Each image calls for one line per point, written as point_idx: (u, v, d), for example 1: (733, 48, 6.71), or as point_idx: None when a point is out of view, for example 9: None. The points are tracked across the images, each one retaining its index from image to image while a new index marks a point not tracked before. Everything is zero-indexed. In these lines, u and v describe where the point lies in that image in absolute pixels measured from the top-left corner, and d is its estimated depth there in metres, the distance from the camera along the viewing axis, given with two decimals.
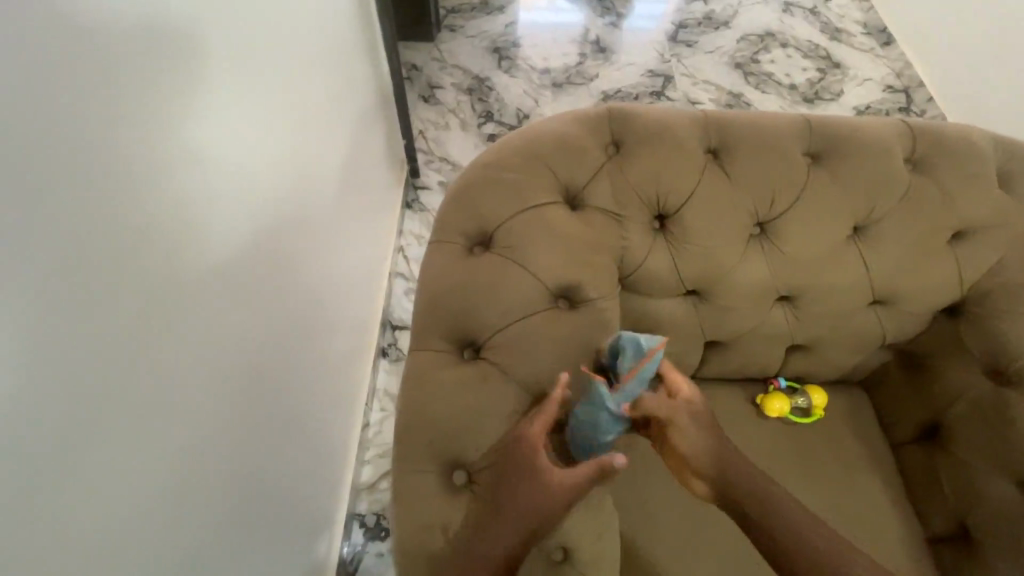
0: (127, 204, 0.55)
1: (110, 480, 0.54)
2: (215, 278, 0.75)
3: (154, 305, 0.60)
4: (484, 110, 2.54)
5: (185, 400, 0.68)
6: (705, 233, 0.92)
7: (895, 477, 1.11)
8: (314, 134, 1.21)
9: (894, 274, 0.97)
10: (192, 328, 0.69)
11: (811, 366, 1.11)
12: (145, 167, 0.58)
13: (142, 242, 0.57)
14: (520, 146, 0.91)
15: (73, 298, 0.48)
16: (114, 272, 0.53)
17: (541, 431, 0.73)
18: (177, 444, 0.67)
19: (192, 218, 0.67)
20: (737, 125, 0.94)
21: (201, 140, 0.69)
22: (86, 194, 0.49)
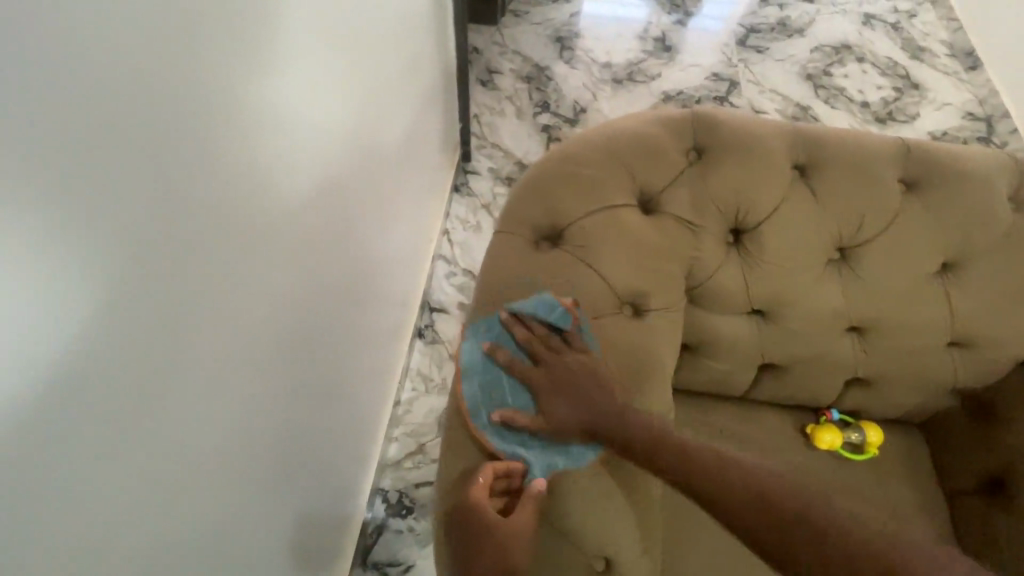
0: (176, 169, 0.54)
1: (130, 444, 0.53)
2: (266, 243, 0.75)
3: (192, 277, 0.59)
4: (541, 100, 2.51)
5: (219, 370, 0.68)
6: (782, 252, 0.88)
7: (946, 527, 1.06)
8: (378, 110, 1.21)
9: (978, 316, 0.91)
10: (234, 295, 0.69)
11: (871, 402, 1.06)
12: (192, 136, 0.56)
13: (181, 212, 0.56)
14: (599, 143, 0.89)
15: (109, 256, 0.47)
16: (156, 236, 0.53)
17: (484, 485, 0.70)
18: (211, 412, 0.67)
19: (243, 189, 0.67)
20: (829, 143, 0.90)
21: (259, 110, 0.68)
22: (129, 157, 0.48)
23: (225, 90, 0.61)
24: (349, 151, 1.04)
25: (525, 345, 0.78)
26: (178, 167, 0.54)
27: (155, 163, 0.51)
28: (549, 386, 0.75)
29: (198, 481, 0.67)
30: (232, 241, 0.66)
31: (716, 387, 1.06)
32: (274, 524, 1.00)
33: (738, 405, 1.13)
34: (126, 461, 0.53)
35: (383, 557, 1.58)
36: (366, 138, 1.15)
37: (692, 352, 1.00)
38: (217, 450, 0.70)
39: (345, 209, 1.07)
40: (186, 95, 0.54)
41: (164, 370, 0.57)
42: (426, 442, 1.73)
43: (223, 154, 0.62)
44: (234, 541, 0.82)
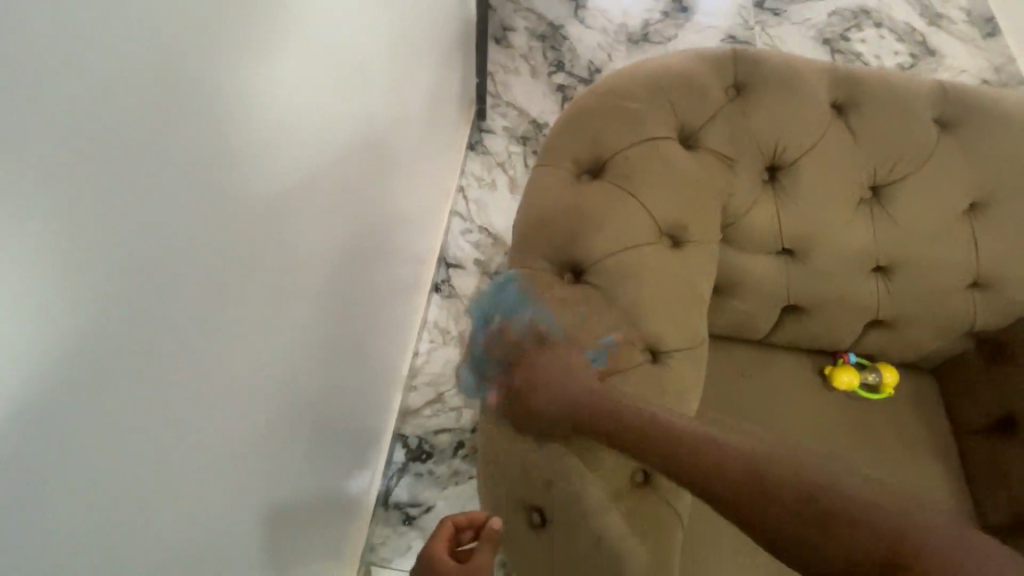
0: (225, 74, 0.55)
1: (184, 337, 0.55)
2: (303, 167, 0.76)
3: (239, 181, 0.60)
4: (555, 59, 2.47)
5: (259, 282, 0.69)
6: (817, 189, 0.90)
7: (954, 463, 1.11)
8: (403, 52, 1.21)
9: (1003, 256, 0.94)
10: (274, 213, 0.71)
11: (889, 345, 1.09)
12: (235, 32, 0.56)
13: (228, 109, 0.56)
14: (642, 78, 0.89)
15: (168, 140, 0.48)
16: (210, 141, 0.54)
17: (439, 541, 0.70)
18: (253, 320, 0.69)
19: (283, 103, 0.67)
20: (868, 82, 0.91)
21: (297, 27, 0.69)
22: (184, 50, 0.48)
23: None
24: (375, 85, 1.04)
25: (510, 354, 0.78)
26: (223, 60, 0.55)
27: (203, 51, 0.51)
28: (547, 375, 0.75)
29: (242, 387, 0.69)
30: (272, 152, 0.67)
31: (738, 327, 1.09)
32: (308, 449, 1.03)
33: (757, 347, 1.16)
34: (184, 356, 0.55)
35: (403, 498, 1.64)
36: (392, 79, 1.15)
37: (719, 291, 1.03)
38: (259, 361, 0.73)
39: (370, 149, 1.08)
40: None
41: (212, 268, 0.58)
42: (444, 392, 1.77)
43: (265, 58, 0.62)
44: (271, 456, 0.85)
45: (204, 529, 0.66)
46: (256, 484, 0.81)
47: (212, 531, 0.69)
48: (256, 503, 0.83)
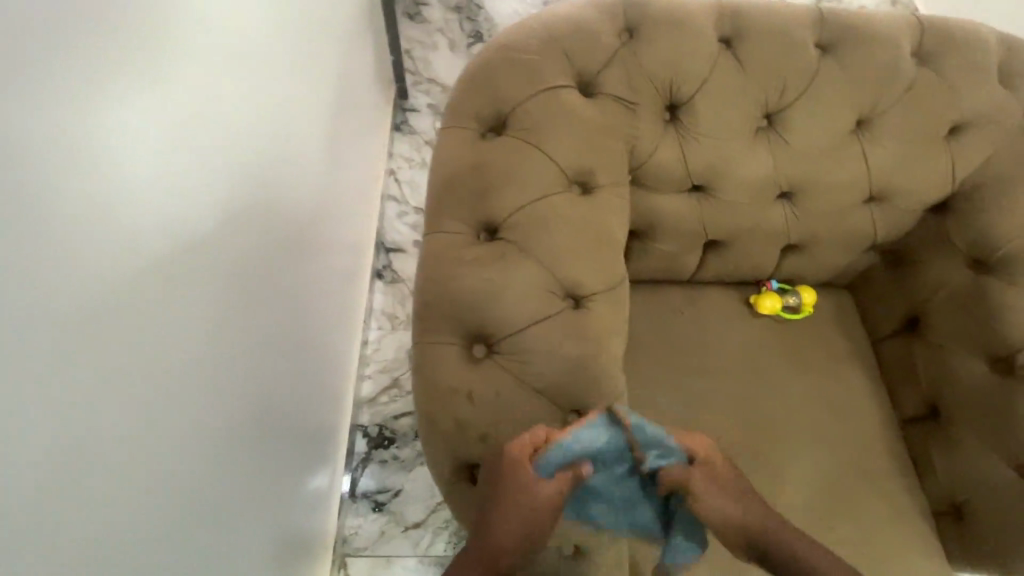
0: (132, 86, 0.54)
1: (124, 326, 0.54)
2: (223, 162, 0.74)
3: (157, 182, 0.58)
4: (473, 30, 2.43)
5: (199, 274, 0.68)
6: (716, 123, 0.93)
7: (873, 369, 1.19)
8: (312, 31, 1.16)
9: (892, 168, 1.00)
10: (205, 222, 0.69)
11: (805, 267, 1.16)
12: (137, 34, 0.54)
13: (137, 87, 0.54)
14: (536, 31, 0.89)
15: (72, 147, 0.46)
16: (123, 157, 0.53)
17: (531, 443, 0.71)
18: (194, 312, 0.67)
19: (194, 92, 0.65)
20: (751, 15, 0.93)
21: (200, 20, 0.66)
22: (82, 64, 0.47)
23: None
24: (287, 69, 1.00)
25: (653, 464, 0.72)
26: (125, 41, 0.52)
27: (100, 31, 0.49)
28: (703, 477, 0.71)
29: (195, 379, 0.69)
30: (190, 157, 0.65)
31: (665, 268, 1.13)
32: (266, 447, 1.01)
33: (685, 286, 1.21)
34: (125, 375, 0.55)
35: (371, 487, 1.63)
36: (306, 59, 1.11)
37: (642, 235, 1.06)
38: (209, 351, 0.72)
39: (296, 135, 1.05)
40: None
41: (145, 255, 0.57)
42: (399, 376, 1.76)
43: (170, 38, 0.60)
44: (232, 454, 0.84)
45: (169, 535, 0.66)
46: (221, 480, 0.81)
47: (181, 526, 0.69)
48: (221, 512, 0.82)
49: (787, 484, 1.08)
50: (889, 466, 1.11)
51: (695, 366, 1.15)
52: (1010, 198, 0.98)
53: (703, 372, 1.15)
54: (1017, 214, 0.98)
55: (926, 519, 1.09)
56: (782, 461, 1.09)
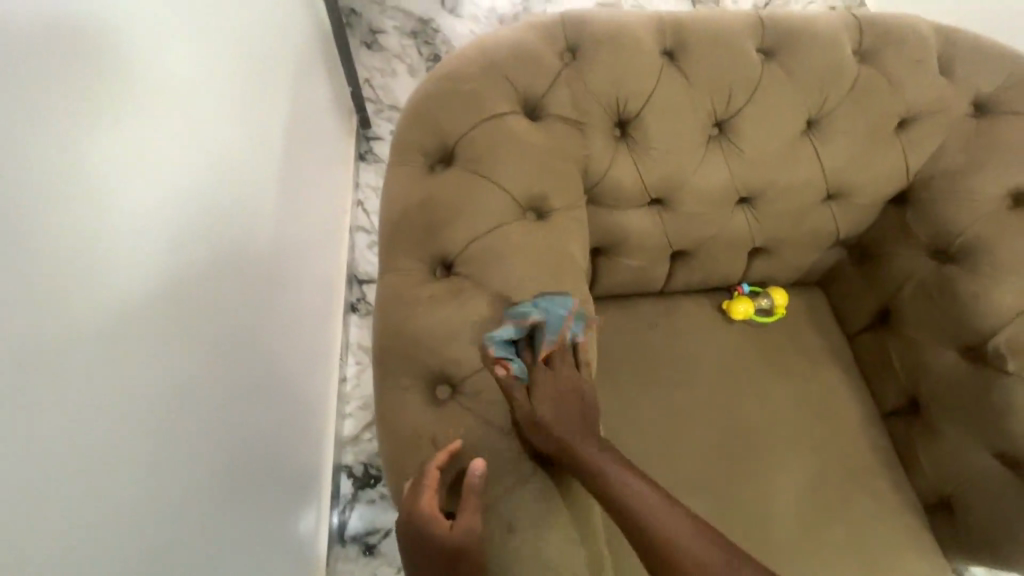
0: (82, 141, 0.53)
1: (85, 329, 0.52)
2: (184, 206, 0.72)
3: (118, 232, 0.58)
4: (431, 53, 2.43)
5: (161, 277, 0.66)
6: (666, 136, 0.92)
7: (852, 364, 1.18)
8: (268, 70, 1.14)
9: (846, 165, 1.00)
10: (170, 264, 0.68)
11: (771, 268, 1.15)
12: (84, 90, 0.54)
13: (73, 83, 0.53)
14: (477, 58, 0.88)
15: (23, 207, 0.46)
16: (77, 212, 0.52)
17: (429, 498, 0.65)
18: (160, 316, 0.65)
19: (150, 137, 0.65)
20: (691, 26, 0.93)
21: (150, 68, 0.66)
22: (24, 130, 0.47)
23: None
24: (249, 112, 0.99)
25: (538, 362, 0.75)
26: (72, 95, 0.52)
27: (43, 90, 0.49)
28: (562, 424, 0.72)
29: (168, 393, 0.66)
30: (150, 202, 0.64)
31: (634, 282, 1.11)
32: (253, 488, 0.98)
33: (657, 298, 1.19)
34: (99, 429, 0.53)
35: (360, 529, 1.58)
36: (264, 100, 1.09)
37: (606, 252, 1.04)
38: (183, 359, 0.70)
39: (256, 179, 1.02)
40: (67, 53, 0.52)
41: (100, 254, 0.55)
42: None
43: (107, 38, 0.58)
44: (216, 509, 0.81)
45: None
46: (211, 496, 0.78)
47: (170, 544, 0.66)
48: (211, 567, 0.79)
49: (776, 490, 1.06)
50: (875, 462, 1.11)
51: (674, 378, 1.13)
52: (965, 187, 0.98)
53: (682, 385, 1.13)
54: (972, 202, 0.98)
55: (917, 513, 1.08)
56: (769, 467, 1.08)
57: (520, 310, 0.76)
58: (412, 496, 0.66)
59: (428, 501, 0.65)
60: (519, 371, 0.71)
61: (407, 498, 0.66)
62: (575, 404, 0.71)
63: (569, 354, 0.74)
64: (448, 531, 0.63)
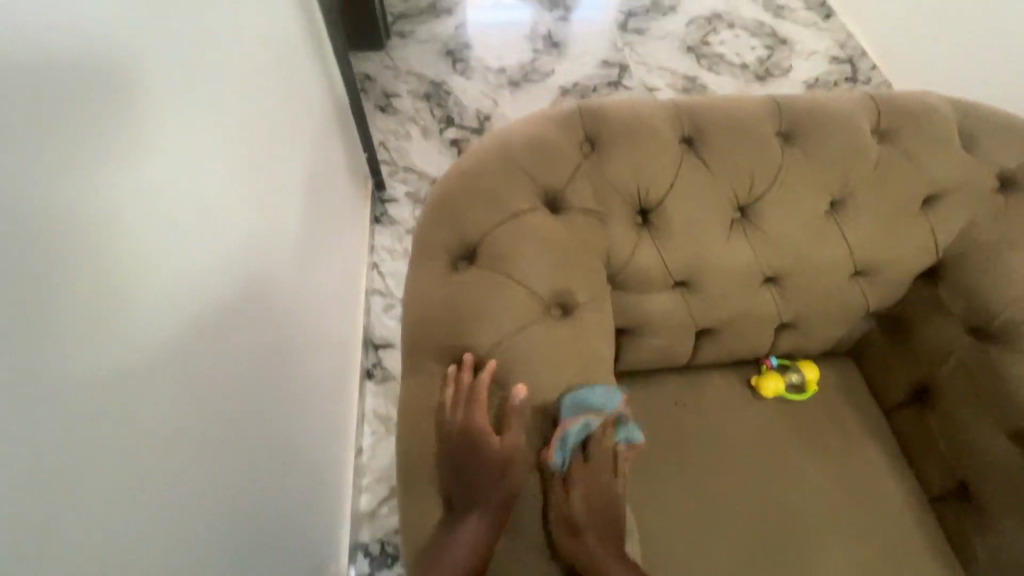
0: (118, 229, 0.57)
1: (88, 431, 0.50)
2: (200, 292, 0.74)
3: (147, 311, 0.61)
4: (444, 115, 2.48)
5: (166, 362, 0.65)
6: (688, 224, 0.91)
7: (890, 442, 1.13)
8: (287, 154, 1.16)
9: (873, 244, 0.98)
10: (191, 333, 0.71)
11: (800, 343, 1.12)
12: (118, 193, 0.57)
13: (85, 180, 0.52)
14: (497, 153, 0.89)
15: (72, 302, 0.49)
16: (114, 298, 0.55)
17: (483, 415, 0.74)
18: (171, 377, 0.65)
19: (175, 219, 0.68)
20: (708, 112, 0.94)
21: (178, 154, 0.70)
22: (75, 230, 0.50)
23: (109, 57, 0.57)
24: (264, 203, 0.99)
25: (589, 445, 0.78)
26: (109, 199, 0.55)
27: (88, 194, 0.52)
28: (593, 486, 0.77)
29: (185, 462, 0.67)
30: (176, 278, 0.68)
31: (657, 361, 1.09)
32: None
33: (682, 375, 1.16)
34: (122, 516, 0.55)
35: None
36: (281, 185, 1.10)
37: (629, 334, 1.03)
38: (183, 442, 0.67)
39: (271, 264, 1.03)
40: (107, 159, 0.55)
41: (118, 327, 0.55)
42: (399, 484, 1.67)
43: (124, 129, 0.59)
44: None
45: None
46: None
47: None
48: None
49: None
50: (925, 551, 1.04)
51: (705, 461, 1.08)
52: (998, 265, 0.96)
53: (714, 468, 1.08)
54: (1008, 280, 0.95)
55: None
56: (811, 558, 1.02)
57: (589, 401, 0.77)
58: (466, 413, 0.75)
59: (482, 416, 0.74)
60: (561, 461, 0.75)
61: (461, 416, 0.75)
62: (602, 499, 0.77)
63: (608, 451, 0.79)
64: (499, 441, 0.73)
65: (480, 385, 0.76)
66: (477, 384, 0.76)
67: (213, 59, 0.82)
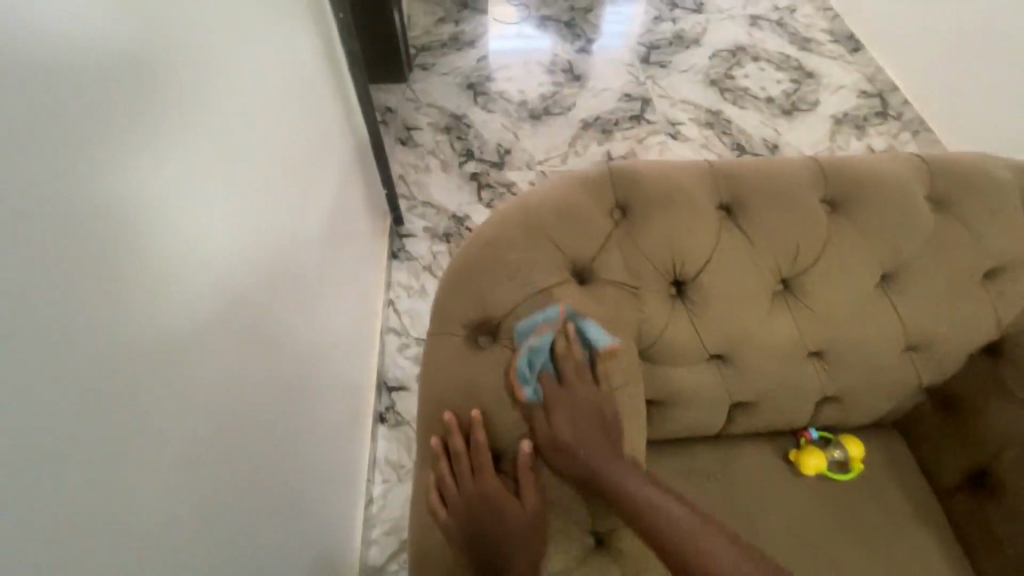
0: (132, 330, 0.54)
1: (81, 567, 0.45)
2: (206, 375, 0.69)
3: (155, 410, 0.57)
4: (464, 148, 2.45)
5: (173, 459, 0.61)
6: (727, 298, 0.85)
7: (944, 527, 1.04)
8: (302, 204, 1.12)
9: (929, 320, 0.90)
10: (197, 419, 0.67)
11: (844, 416, 1.04)
12: (129, 291, 0.54)
13: (90, 287, 0.48)
14: (521, 220, 0.84)
15: (77, 424, 0.46)
16: (123, 407, 0.52)
17: (491, 475, 0.72)
18: (178, 474, 0.62)
19: (185, 301, 0.64)
20: (748, 178, 0.88)
21: (192, 231, 0.67)
22: (92, 345, 0.48)
23: (121, 149, 0.54)
24: (275, 262, 0.95)
25: (557, 365, 0.76)
26: (120, 302, 0.52)
27: (93, 299, 0.48)
28: (580, 401, 0.74)
29: (187, 564, 0.63)
30: (189, 365, 0.65)
31: (689, 432, 1.02)
32: None
33: (716, 447, 1.08)
34: None
35: None
36: (294, 237, 1.05)
37: (660, 406, 0.95)
38: (184, 546, 0.63)
39: (282, 324, 0.98)
40: (116, 258, 0.52)
41: (124, 437, 0.52)
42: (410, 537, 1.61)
43: (138, 220, 0.56)
44: None
45: None
46: None
47: None
48: None
49: None
50: None
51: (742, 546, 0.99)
52: None
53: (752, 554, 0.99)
54: None
55: None
56: None
57: (534, 323, 0.76)
58: (474, 477, 0.72)
59: (490, 477, 0.72)
60: (533, 395, 0.75)
61: (470, 481, 0.72)
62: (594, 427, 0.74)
63: (587, 371, 0.77)
64: (513, 499, 0.71)
65: (482, 444, 0.73)
66: (479, 443, 0.73)
67: (229, 123, 0.79)
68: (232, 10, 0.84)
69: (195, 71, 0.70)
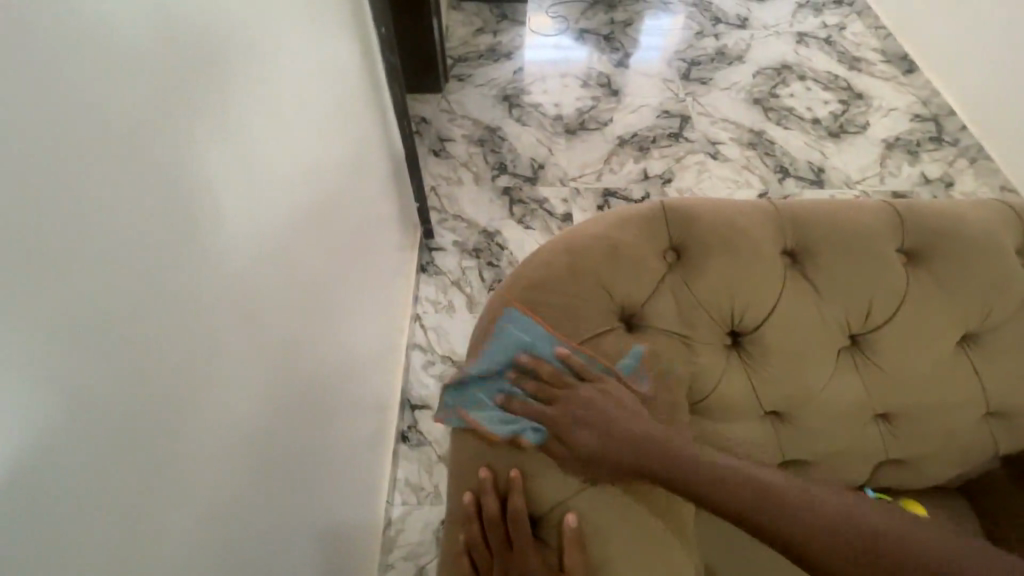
0: (149, 377, 0.50)
1: None
2: (227, 414, 0.65)
3: (172, 459, 0.54)
4: (496, 161, 2.41)
5: (189, 508, 0.57)
6: (790, 352, 0.78)
7: None
8: (334, 224, 1.09)
9: (1015, 387, 0.82)
10: (216, 463, 0.63)
11: (904, 480, 0.93)
12: (149, 336, 0.50)
13: (108, 339, 0.45)
14: (569, 259, 0.79)
15: (83, 489, 0.42)
16: (134, 461, 0.48)
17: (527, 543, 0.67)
18: (192, 523, 0.58)
19: (208, 339, 0.61)
20: (816, 222, 0.81)
21: (221, 265, 0.63)
22: (104, 401, 0.44)
23: (153, 190, 0.51)
24: (304, 287, 0.91)
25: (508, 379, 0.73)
26: (139, 348, 0.49)
27: (108, 351, 0.45)
28: (547, 394, 0.70)
29: None
30: (207, 406, 0.61)
31: None
32: None
33: None
34: None
35: None
36: (323, 259, 1.02)
37: None
38: None
39: (307, 350, 0.94)
40: (140, 303, 0.49)
41: (136, 494, 0.49)
42: (427, 565, 1.55)
43: (165, 259, 0.53)
44: None
45: None
46: None
47: None
48: None
49: None
50: None
51: None
52: None
53: None
54: None
55: None
56: None
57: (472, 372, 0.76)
58: (508, 544, 0.68)
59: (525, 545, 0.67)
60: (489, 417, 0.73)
61: (505, 547, 0.68)
62: (717, 474, 0.65)
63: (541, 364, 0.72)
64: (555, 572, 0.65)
65: (516, 510, 0.68)
66: (513, 509, 0.68)
67: (264, 146, 0.76)
68: (276, 30, 0.81)
69: (232, 95, 0.67)
